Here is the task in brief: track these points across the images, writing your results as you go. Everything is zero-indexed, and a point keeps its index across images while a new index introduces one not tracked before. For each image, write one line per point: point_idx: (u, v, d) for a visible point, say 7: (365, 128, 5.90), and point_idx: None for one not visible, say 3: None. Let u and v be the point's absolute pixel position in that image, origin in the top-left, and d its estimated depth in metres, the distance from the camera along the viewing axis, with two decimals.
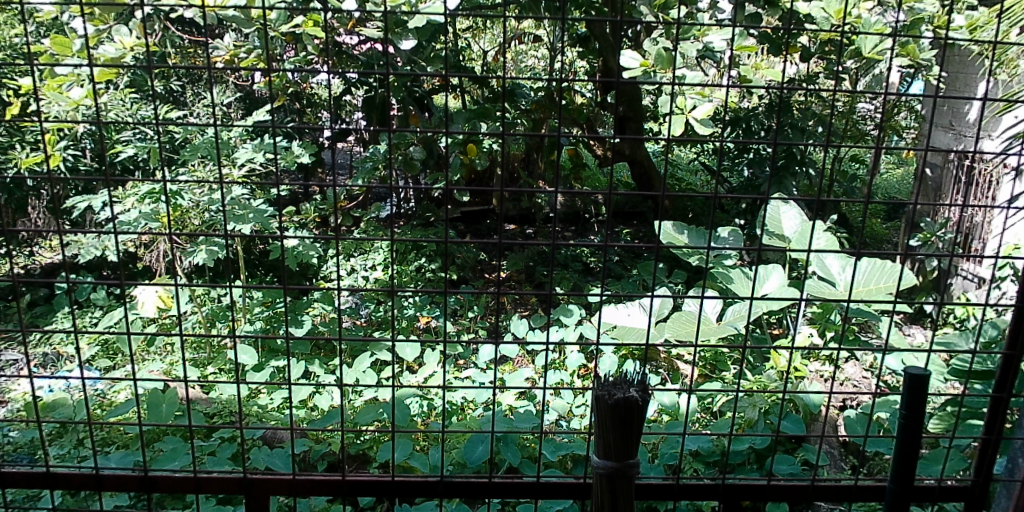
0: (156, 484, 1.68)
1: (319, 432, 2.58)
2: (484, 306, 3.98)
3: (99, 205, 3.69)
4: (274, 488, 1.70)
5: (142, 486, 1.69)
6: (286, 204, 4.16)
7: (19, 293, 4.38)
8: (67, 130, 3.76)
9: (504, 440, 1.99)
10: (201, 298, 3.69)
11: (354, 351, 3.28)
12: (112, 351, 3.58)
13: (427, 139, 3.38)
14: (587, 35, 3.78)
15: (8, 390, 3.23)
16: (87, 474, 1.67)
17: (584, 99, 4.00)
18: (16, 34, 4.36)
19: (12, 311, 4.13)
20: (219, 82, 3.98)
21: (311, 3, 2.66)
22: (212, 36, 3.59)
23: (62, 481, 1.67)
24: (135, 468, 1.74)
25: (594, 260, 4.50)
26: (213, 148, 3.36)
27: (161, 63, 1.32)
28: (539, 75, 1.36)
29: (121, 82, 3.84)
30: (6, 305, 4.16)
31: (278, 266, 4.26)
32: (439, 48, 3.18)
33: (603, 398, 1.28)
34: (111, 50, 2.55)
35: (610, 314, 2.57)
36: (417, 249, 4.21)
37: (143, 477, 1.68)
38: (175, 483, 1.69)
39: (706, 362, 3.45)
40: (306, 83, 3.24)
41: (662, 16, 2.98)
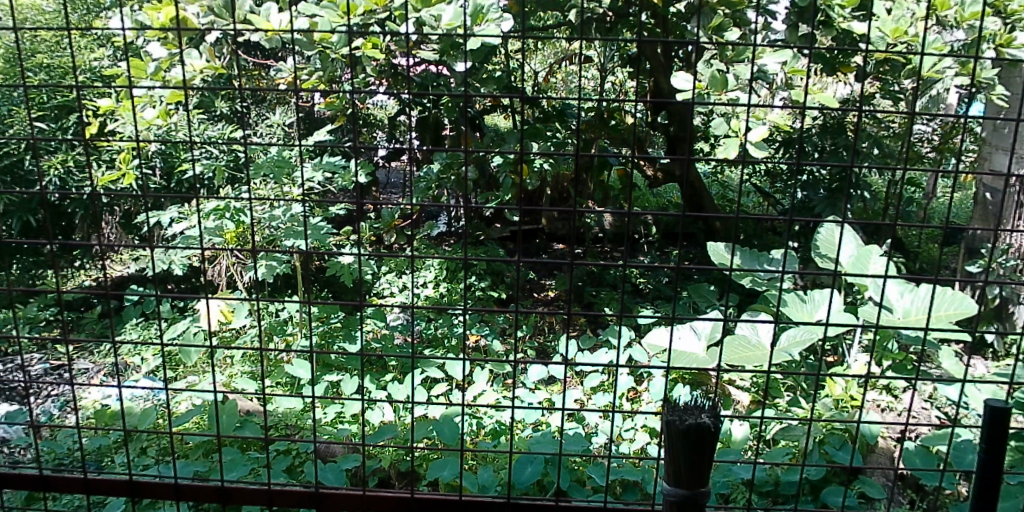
0: (230, 495, 1.73)
1: (371, 447, 2.57)
2: (534, 325, 3.97)
3: (167, 220, 3.81)
4: (344, 503, 1.73)
5: (218, 497, 1.74)
6: (341, 222, 4.23)
7: (90, 305, 4.55)
8: (140, 150, 3.92)
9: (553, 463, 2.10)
10: (260, 311, 3.76)
11: (405, 367, 3.33)
12: (175, 362, 3.68)
13: (480, 158, 3.43)
14: (639, 57, 3.79)
15: (79, 397, 3.35)
16: (168, 483, 1.74)
17: (635, 120, 3.98)
18: (95, 58, 4.60)
19: (83, 322, 4.30)
20: (282, 103, 4.12)
21: (371, 26, 2.72)
22: (275, 58, 3.72)
23: (142, 491, 1.73)
24: (210, 480, 1.79)
25: (644, 282, 4.40)
26: (275, 166, 3.48)
27: (242, 88, 1.51)
28: (586, 97, 1.57)
29: (190, 103, 4.00)
30: (78, 317, 4.33)
31: (333, 282, 4.33)
32: (494, 69, 3.23)
33: (676, 424, 1.40)
34: (183, 72, 2.63)
35: (659, 337, 2.56)
36: (468, 268, 4.24)
37: (219, 486, 1.73)
38: (249, 494, 1.72)
39: (760, 388, 3.37)
40: (364, 103, 3.34)
41: (715, 38, 3.02)
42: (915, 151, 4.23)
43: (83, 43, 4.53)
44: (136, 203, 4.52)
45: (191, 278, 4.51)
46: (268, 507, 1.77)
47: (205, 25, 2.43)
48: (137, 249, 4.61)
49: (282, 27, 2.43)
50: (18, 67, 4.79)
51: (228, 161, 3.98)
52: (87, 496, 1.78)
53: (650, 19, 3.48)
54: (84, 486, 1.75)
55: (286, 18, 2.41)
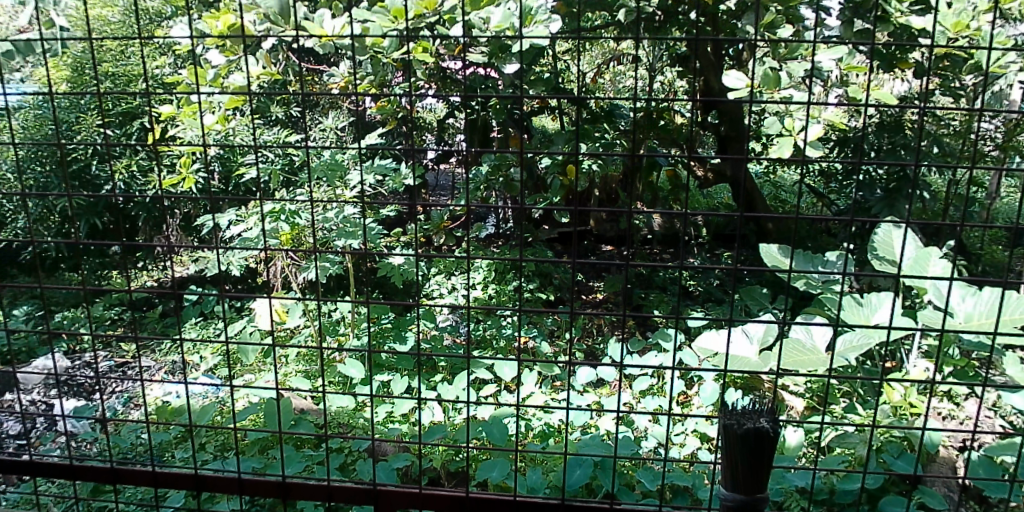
0: (291, 491, 1.77)
1: (422, 447, 2.60)
2: (582, 327, 3.95)
3: (226, 222, 3.92)
4: (401, 501, 1.74)
5: (280, 492, 1.77)
6: (392, 223, 4.29)
7: (154, 305, 4.73)
8: (201, 154, 4.04)
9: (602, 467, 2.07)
10: (313, 312, 3.84)
11: (455, 368, 3.36)
12: (233, 360, 3.79)
13: (528, 160, 3.43)
14: (688, 56, 3.72)
15: (142, 394, 3.47)
16: (230, 477, 1.78)
17: (684, 120, 3.92)
18: (157, 66, 4.77)
19: (147, 321, 4.48)
20: (335, 108, 4.19)
21: (421, 31, 2.74)
22: (328, 63, 3.78)
23: (210, 484, 1.78)
24: (273, 475, 1.83)
25: (694, 284, 4.33)
26: (329, 170, 3.55)
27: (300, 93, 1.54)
28: (636, 99, 1.56)
29: (247, 109, 4.11)
30: (142, 316, 4.50)
31: (384, 283, 4.40)
32: (541, 71, 3.22)
33: (734, 428, 1.45)
34: (240, 78, 2.71)
35: (708, 340, 2.50)
36: (515, 269, 4.24)
37: (279, 482, 1.77)
38: (308, 490, 1.75)
39: (814, 393, 3.27)
40: (414, 106, 3.37)
41: (767, 36, 2.95)
42: (979, 149, 4.05)
43: (147, 53, 4.70)
44: (196, 205, 4.68)
45: (248, 278, 4.64)
46: (328, 503, 1.80)
47: (261, 33, 2.49)
48: (198, 250, 4.77)
49: (336, 33, 2.47)
50: (88, 75, 5.01)
51: (283, 165, 4.08)
52: (153, 488, 1.83)
53: (700, 17, 3.42)
54: (154, 479, 1.80)
55: (340, 23, 2.45)
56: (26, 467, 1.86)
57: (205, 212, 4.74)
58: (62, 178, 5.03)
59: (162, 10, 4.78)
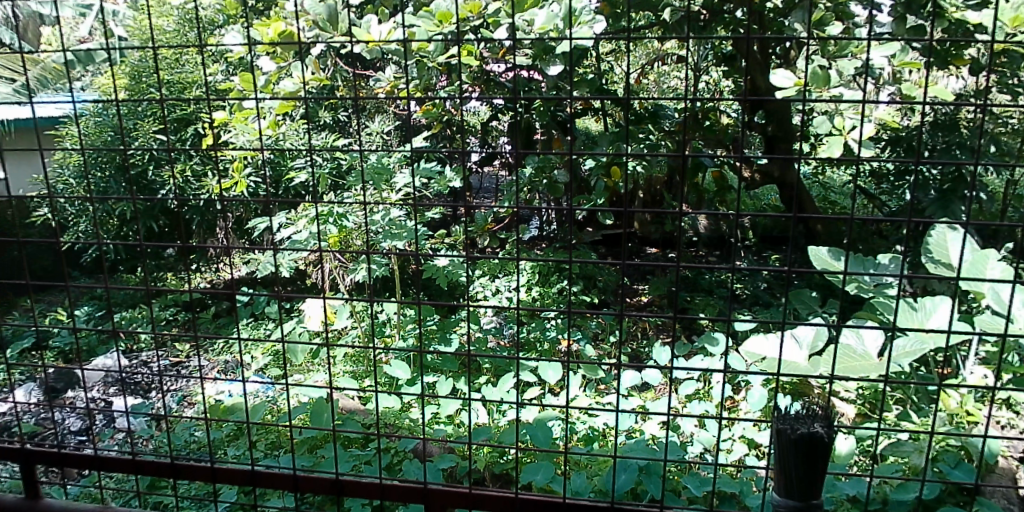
0: (345, 488, 1.76)
1: (467, 448, 2.61)
2: (626, 329, 3.91)
3: (276, 225, 4.02)
4: (452, 501, 1.73)
5: (333, 489, 1.77)
6: (437, 226, 4.33)
7: (207, 306, 4.87)
8: (252, 159, 4.14)
9: (648, 472, 2.04)
10: (361, 313, 3.90)
11: (499, 370, 3.37)
12: (283, 360, 3.88)
13: (571, 162, 3.41)
14: (734, 55, 3.66)
15: (195, 392, 3.57)
16: (285, 474, 1.78)
17: (729, 120, 3.84)
18: (211, 74, 4.91)
19: (201, 321, 4.61)
20: (381, 112, 4.24)
21: (466, 34, 2.76)
22: (374, 68, 3.84)
23: (264, 480, 1.79)
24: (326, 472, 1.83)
25: (740, 287, 4.25)
26: (375, 173, 3.61)
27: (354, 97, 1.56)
28: (678, 96, 1.47)
29: (297, 115, 4.19)
30: (196, 317, 4.64)
31: (428, 285, 4.44)
32: (585, 72, 3.20)
33: (787, 433, 1.42)
34: (291, 84, 2.77)
35: (756, 343, 2.46)
36: (559, 271, 4.23)
37: (334, 479, 1.76)
38: (361, 488, 1.75)
39: (866, 400, 3.17)
40: (459, 110, 3.40)
41: (815, 34, 2.88)
42: None
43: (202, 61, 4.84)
44: (248, 209, 4.81)
45: (298, 280, 4.75)
46: (379, 502, 1.79)
47: (311, 39, 2.54)
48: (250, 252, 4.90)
49: (383, 38, 2.53)
50: (145, 84, 5.18)
51: (331, 169, 4.15)
52: (209, 484, 1.85)
53: (746, 16, 3.36)
54: (210, 474, 1.81)
55: (386, 29, 2.50)
56: (77, 461, 1.85)
57: (257, 215, 4.88)
58: (123, 183, 5.25)
59: (214, 19, 4.94)
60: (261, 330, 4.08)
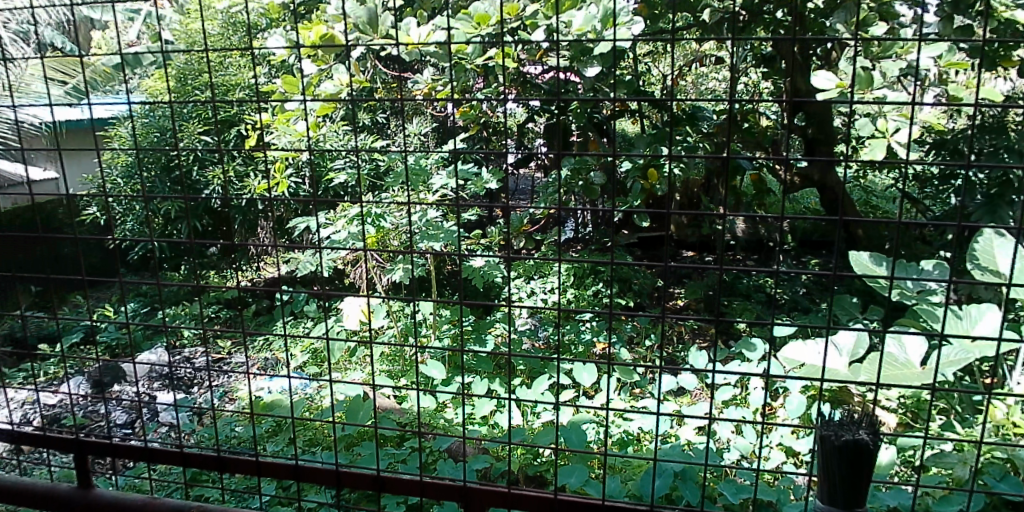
0: (385, 485, 1.73)
1: (501, 449, 2.63)
2: (662, 333, 3.88)
3: (315, 226, 4.08)
4: (492, 500, 1.69)
5: (374, 485, 1.74)
6: (473, 227, 4.35)
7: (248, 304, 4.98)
8: (293, 160, 4.21)
9: (683, 478, 2.03)
10: (397, 313, 3.93)
11: (533, 372, 3.38)
12: (320, 358, 3.94)
13: (607, 164, 3.40)
14: (774, 56, 3.61)
15: (236, 388, 3.65)
16: (328, 469, 1.75)
17: (768, 122, 3.79)
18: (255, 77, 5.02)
19: (242, 319, 4.71)
20: (419, 113, 4.28)
21: (504, 36, 2.76)
22: (412, 70, 3.87)
23: (308, 475, 1.77)
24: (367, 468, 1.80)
25: (779, 291, 4.18)
26: (413, 175, 3.64)
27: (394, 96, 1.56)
28: (716, 99, 1.45)
29: (337, 117, 4.25)
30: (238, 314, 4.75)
31: (464, 286, 4.46)
32: (622, 74, 3.18)
33: (831, 439, 1.39)
34: (331, 86, 2.81)
35: (795, 350, 2.41)
36: (595, 274, 4.21)
37: (376, 475, 1.73)
38: (402, 484, 1.72)
39: (908, 408, 3.10)
40: (496, 112, 3.40)
41: (859, 34, 2.82)
42: None
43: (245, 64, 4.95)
44: (288, 209, 4.90)
45: (335, 279, 4.82)
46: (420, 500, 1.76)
47: (351, 41, 2.58)
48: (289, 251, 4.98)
49: (421, 41, 2.51)
50: (191, 86, 5.32)
51: (370, 170, 4.19)
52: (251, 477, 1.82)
53: (787, 16, 3.30)
54: (251, 467, 1.80)
55: (425, 31, 2.50)
56: (126, 452, 1.85)
57: (296, 215, 4.97)
58: (168, 183, 5.39)
59: (257, 23, 5.04)
60: (299, 328, 4.15)
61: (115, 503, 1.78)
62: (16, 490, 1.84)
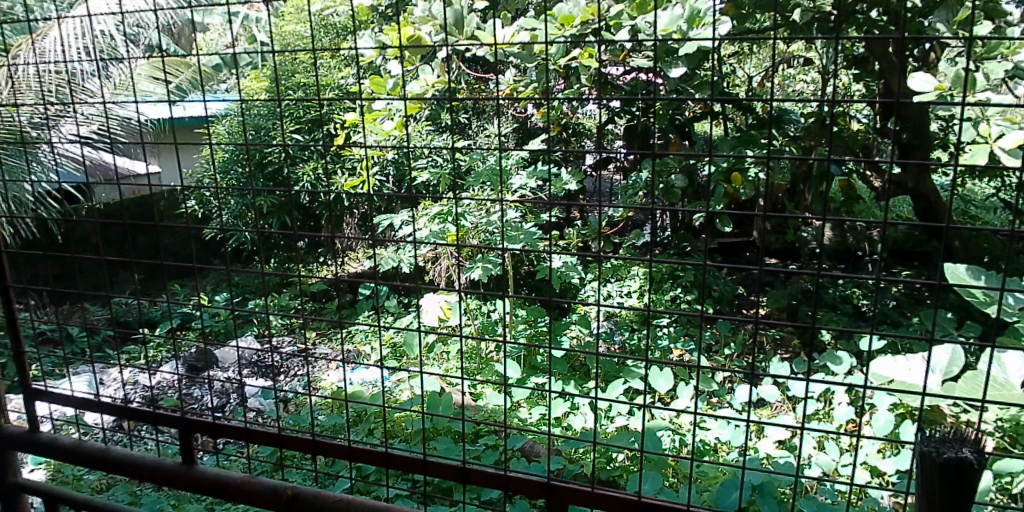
0: (471, 477, 1.57)
1: (574, 452, 2.70)
2: (741, 343, 3.80)
3: (398, 223, 4.19)
4: (573, 499, 1.51)
5: (458, 476, 1.58)
6: (550, 227, 4.37)
7: (332, 296, 5.16)
8: (378, 158, 4.33)
9: (759, 492, 1.84)
10: (474, 311, 4.00)
11: (608, 376, 3.36)
12: (400, 352, 4.05)
13: (689, 167, 3.35)
14: (867, 57, 3.44)
15: (319, 379, 3.82)
16: (414, 457, 1.60)
17: (858, 126, 3.62)
18: (343, 78, 5.19)
19: (326, 311, 4.89)
20: (501, 114, 4.32)
21: (588, 37, 2.76)
22: (495, 71, 3.91)
23: (393, 462, 1.63)
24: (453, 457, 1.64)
25: (867, 303, 4.00)
26: (493, 175, 3.70)
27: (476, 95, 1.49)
28: (806, 99, 1.18)
29: (421, 117, 4.35)
30: (325, 307, 4.94)
31: (541, 286, 4.49)
32: (706, 75, 3.11)
33: (931, 456, 1.30)
34: (417, 86, 2.88)
35: (881, 365, 2.18)
36: (673, 279, 4.15)
37: (461, 467, 1.57)
38: (487, 477, 1.55)
39: (1009, 433, 2.90)
40: (576, 112, 3.40)
41: (962, 33, 2.66)
42: None
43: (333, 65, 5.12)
44: (372, 206, 5.05)
45: (415, 276, 4.95)
46: (504, 496, 1.58)
47: (438, 43, 2.64)
48: (371, 247, 5.15)
49: (506, 41, 2.58)
50: (282, 87, 5.56)
51: (451, 169, 4.27)
52: (324, 460, 1.70)
53: (882, 15, 3.15)
54: (323, 446, 1.67)
55: (510, 32, 2.52)
56: (228, 430, 1.75)
57: (379, 212, 5.12)
58: (260, 179, 5.66)
59: (347, 25, 5.24)
60: (380, 322, 4.28)
61: (216, 480, 1.68)
62: (124, 463, 1.76)
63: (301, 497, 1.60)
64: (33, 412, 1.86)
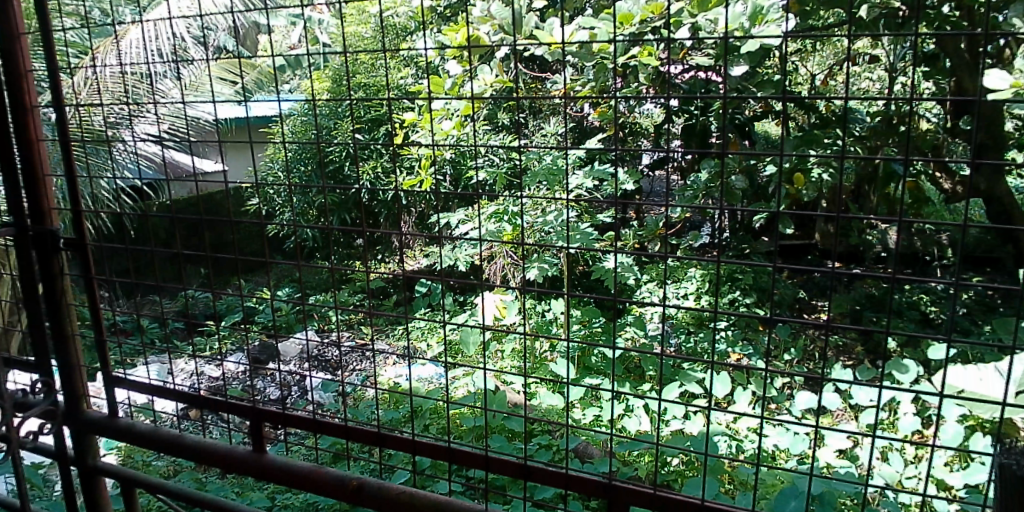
0: (532, 475, 1.55)
1: (629, 456, 2.85)
2: (802, 348, 3.71)
3: (455, 221, 4.26)
4: (636, 501, 1.48)
5: (518, 473, 1.56)
6: (606, 228, 4.36)
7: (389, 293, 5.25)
8: (436, 157, 4.42)
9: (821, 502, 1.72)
10: (530, 310, 4.03)
11: (665, 378, 3.34)
12: (456, 349, 4.10)
13: (750, 168, 3.30)
14: (938, 53, 3.31)
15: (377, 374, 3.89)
16: (476, 453, 1.60)
17: (928, 125, 3.48)
18: (402, 78, 5.30)
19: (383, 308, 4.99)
20: (557, 113, 4.34)
21: (647, 35, 2.75)
22: (552, 71, 3.94)
23: (455, 457, 1.62)
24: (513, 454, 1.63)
25: (936, 310, 3.84)
26: (550, 174, 3.72)
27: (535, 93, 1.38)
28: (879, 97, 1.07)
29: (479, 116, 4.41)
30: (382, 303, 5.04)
31: (596, 287, 4.48)
32: (768, 73, 3.06)
33: (1012, 467, 1.16)
34: (476, 86, 2.93)
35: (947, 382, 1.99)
36: (731, 281, 4.09)
37: (522, 464, 1.55)
38: (548, 475, 1.53)
39: None
40: (634, 112, 3.39)
41: None
42: None
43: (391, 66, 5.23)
44: (429, 204, 5.14)
45: (471, 274, 5.01)
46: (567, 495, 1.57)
47: (497, 42, 2.68)
48: (428, 246, 5.23)
49: (565, 40, 2.59)
50: (343, 87, 5.70)
51: (508, 169, 4.32)
52: (386, 453, 1.70)
53: (955, 10, 3.02)
54: (386, 439, 1.68)
55: (569, 31, 2.54)
56: (294, 420, 1.78)
57: (436, 210, 5.19)
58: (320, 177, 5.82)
59: (406, 26, 5.33)
60: (436, 320, 4.34)
61: (284, 469, 1.72)
62: (197, 449, 1.81)
63: (365, 489, 1.62)
64: (113, 398, 1.94)
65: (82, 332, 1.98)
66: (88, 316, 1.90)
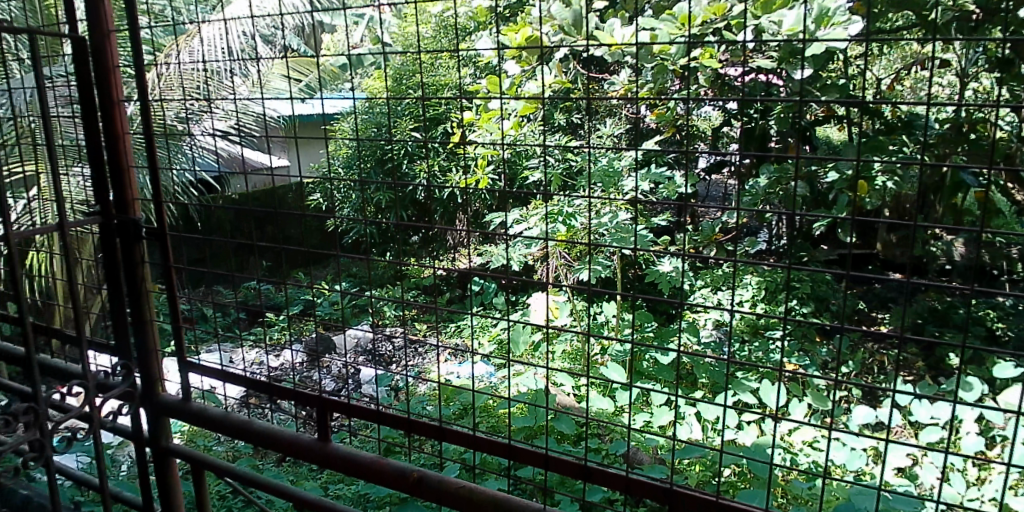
0: (591, 476, 1.55)
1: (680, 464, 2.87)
2: (859, 361, 3.62)
3: (510, 220, 4.31)
4: (696, 508, 1.47)
5: (578, 474, 1.56)
6: (661, 232, 4.34)
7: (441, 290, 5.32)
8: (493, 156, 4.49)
9: None
10: (582, 313, 4.04)
11: (718, 385, 3.31)
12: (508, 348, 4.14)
13: (811, 174, 3.24)
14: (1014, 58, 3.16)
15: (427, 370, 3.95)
16: (536, 451, 1.61)
17: (1001, 134, 3.33)
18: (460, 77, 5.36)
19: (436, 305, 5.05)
20: (615, 115, 4.34)
21: (708, 37, 2.74)
22: (611, 72, 3.95)
23: (515, 454, 1.63)
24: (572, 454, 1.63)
25: (1004, 327, 3.68)
26: (605, 176, 3.73)
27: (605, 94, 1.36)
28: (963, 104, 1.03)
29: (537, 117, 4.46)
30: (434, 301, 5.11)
31: (650, 291, 4.46)
32: (832, 77, 3.00)
33: None
34: (535, 86, 2.97)
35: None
36: (788, 290, 4.02)
37: (581, 465, 1.55)
38: (608, 477, 1.53)
39: None
40: (693, 115, 3.38)
41: None
42: None
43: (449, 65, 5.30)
44: (483, 203, 5.19)
45: (524, 274, 5.04)
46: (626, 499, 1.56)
47: (558, 42, 2.72)
48: (481, 245, 5.28)
49: (625, 42, 2.60)
50: (401, 85, 5.80)
51: (564, 170, 4.35)
52: (446, 447, 1.72)
53: None
54: (446, 433, 1.70)
55: (630, 32, 2.56)
56: (357, 410, 1.82)
57: (491, 209, 5.25)
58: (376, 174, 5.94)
59: (465, 27, 5.40)
60: (488, 318, 4.38)
61: (347, 458, 1.76)
62: (265, 435, 1.86)
63: (425, 482, 1.65)
64: (186, 382, 2.02)
65: (158, 316, 2.07)
66: (166, 301, 1.98)
